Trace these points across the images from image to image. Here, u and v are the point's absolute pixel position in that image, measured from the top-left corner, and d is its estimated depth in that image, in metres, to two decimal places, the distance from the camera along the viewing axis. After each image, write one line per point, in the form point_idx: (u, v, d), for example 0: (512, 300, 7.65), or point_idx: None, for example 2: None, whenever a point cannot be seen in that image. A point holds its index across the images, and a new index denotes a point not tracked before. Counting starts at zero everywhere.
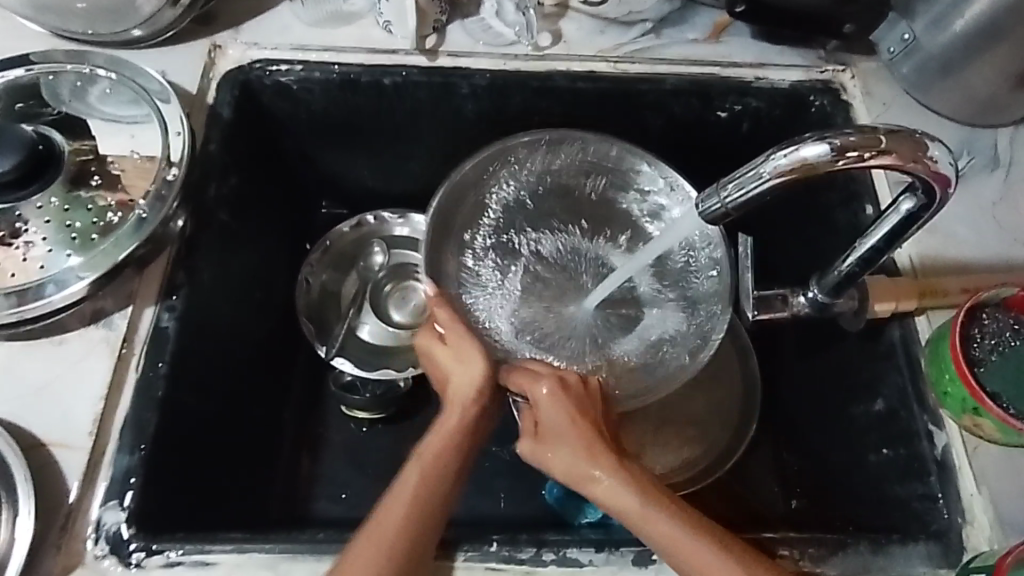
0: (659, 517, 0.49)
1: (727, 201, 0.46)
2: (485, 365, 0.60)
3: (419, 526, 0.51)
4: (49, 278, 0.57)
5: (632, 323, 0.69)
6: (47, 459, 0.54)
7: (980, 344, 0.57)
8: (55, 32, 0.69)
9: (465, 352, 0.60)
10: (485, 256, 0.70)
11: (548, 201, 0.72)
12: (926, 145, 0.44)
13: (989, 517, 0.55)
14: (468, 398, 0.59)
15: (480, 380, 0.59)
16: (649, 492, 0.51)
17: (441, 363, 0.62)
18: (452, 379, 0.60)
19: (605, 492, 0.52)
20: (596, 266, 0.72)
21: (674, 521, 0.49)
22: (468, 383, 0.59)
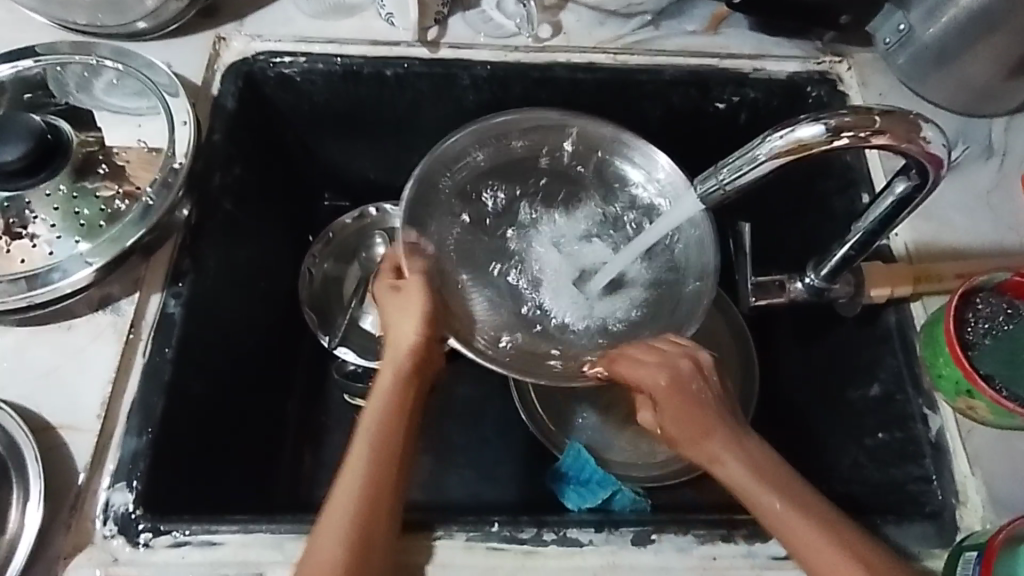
0: (785, 499, 0.50)
1: (725, 183, 0.47)
2: (426, 317, 0.61)
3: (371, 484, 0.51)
4: (57, 263, 0.58)
5: (613, 296, 0.70)
6: (57, 441, 0.55)
7: (973, 328, 0.58)
8: (62, 23, 0.70)
9: (406, 310, 0.61)
10: (467, 234, 0.71)
11: (530, 180, 0.73)
12: (920, 127, 0.45)
13: (982, 497, 0.56)
14: (411, 350, 0.60)
15: (418, 333, 0.60)
16: (775, 478, 0.52)
17: (387, 313, 0.63)
18: (393, 331, 0.61)
19: (731, 473, 0.53)
20: (579, 241, 0.72)
21: (780, 496, 0.50)
22: (407, 334, 0.60)
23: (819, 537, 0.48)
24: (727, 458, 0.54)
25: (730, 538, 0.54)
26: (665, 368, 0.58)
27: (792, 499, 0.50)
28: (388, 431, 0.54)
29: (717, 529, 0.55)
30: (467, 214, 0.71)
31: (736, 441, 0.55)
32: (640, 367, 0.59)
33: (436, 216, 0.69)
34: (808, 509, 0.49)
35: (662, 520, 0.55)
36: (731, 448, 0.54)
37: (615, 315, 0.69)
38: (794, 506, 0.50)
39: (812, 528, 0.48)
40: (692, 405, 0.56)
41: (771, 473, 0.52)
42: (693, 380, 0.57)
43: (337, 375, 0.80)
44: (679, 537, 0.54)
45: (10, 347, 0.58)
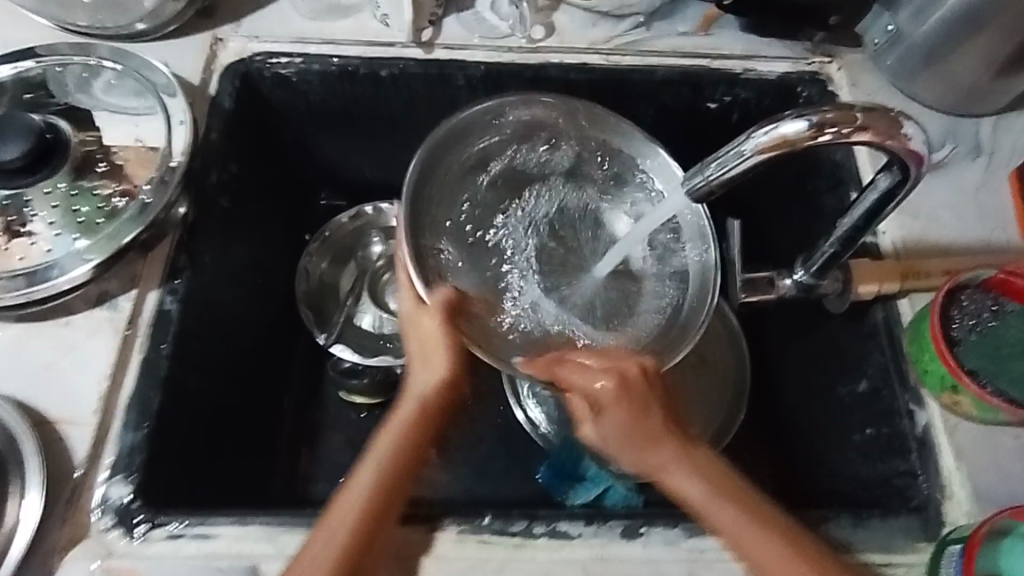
0: (722, 507, 0.52)
1: (711, 178, 0.48)
2: (447, 368, 0.59)
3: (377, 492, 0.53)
4: (56, 260, 0.59)
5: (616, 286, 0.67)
6: (55, 435, 0.56)
7: (960, 324, 0.60)
8: (62, 25, 0.71)
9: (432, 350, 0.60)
10: (468, 219, 0.67)
11: (539, 168, 0.70)
12: (901, 124, 0.46)
13: (967, 492, 0.57)
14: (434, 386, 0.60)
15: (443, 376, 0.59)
16: (722, 487, 0.53)
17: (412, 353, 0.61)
18: (412, 378, 0.60)
19: (678, 484, 0.54)
20: (586, 239, 0.70)
21: (733, 510, 0.52)
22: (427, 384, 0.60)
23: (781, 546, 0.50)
24: (676, 465, 0.54)
25: None
26: (609, 371, 0.56)
27: (751, 511, 0.51)
28: (405, 455, 0.56)
29: (705, 523, 0.55)
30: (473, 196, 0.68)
31: (682, 451, 0.55)
32: (576, 367, 0.57)
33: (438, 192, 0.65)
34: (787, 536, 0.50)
35: (651, 514, 0.56)
36: (675, 459, 0.54)
37: (610, 313, 0.66)
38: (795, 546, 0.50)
39: (771, 539, 0.50)
40: (641, 415, 0.55)
41: (726, 485, 0.53)
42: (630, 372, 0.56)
43: (333, 371, 0.79)
44: (667, 530, 0.55)
45: (8, 343, 0.59)
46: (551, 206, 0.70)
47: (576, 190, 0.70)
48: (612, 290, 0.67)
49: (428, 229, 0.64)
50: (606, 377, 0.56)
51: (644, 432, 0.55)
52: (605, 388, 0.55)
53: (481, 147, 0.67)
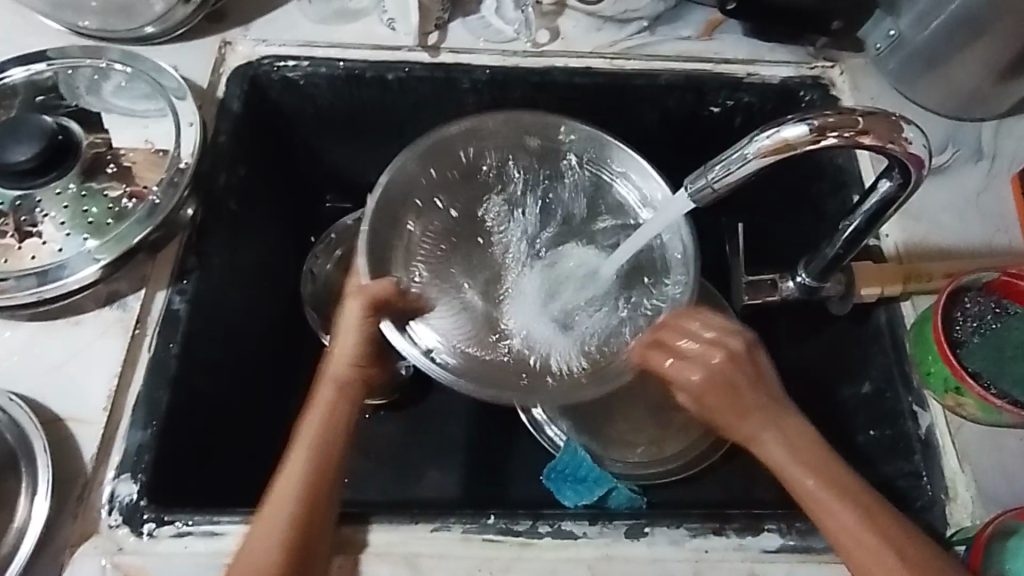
0: (836, 496, 0.51)
1: (713, 182, 0.49)
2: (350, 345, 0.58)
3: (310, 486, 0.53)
4: (67, 260, 0.60)
5: (597, 296, 0.67)
6: (64, 433, 0.56)
7: (962, 326, 0.60)
8: (74, 29, 0.72)
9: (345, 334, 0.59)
10: (445, 247, 0.68)
11: (508, 176, 0.71)
12: (902, 127, 0.47)
13: (971, 494, 0.57)
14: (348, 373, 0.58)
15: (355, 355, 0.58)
16: (820, 464, 0.53)
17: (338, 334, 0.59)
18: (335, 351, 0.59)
19: (770, 453, 0.54)
20: (569, 244, 0.71)
21: (835, 493, 0.51)
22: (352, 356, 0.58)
23: (852, 513, 0.51)
24: (767, 433, 0.54)
25: (722, 532, 0.55)
26: (712, 344, 0.56)
27: (830, 482, 0.52)
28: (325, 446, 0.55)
29: (709, 523, 0.56)
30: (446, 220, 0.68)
31: (772, 418, 0.54)
32: (677, 349, 0.57)
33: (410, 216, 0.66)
34: (867, 510, 0.51)
35: (655, 514, 0.56)
36: (757, 424, 0.54)
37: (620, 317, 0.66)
38: (871, 515, 0.51)
39: (845, 506, 0.51)
40: (728, 390, 0.54)
41: (807, 455, 0.53)
42: (727, 338, 0.56)
43: None
44: (672, 530, 0.55)
45: (19, 342, 0.60)
46: (536, 227, 0.72)
47: (551, 204, 0.72)
48: (618, 290, 0.67)
49: (398, 266, 0.64)
50: (715, 348, 0.55)
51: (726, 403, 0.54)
52: (704, 355, 0.55)
53: (441, 176, 0.68)
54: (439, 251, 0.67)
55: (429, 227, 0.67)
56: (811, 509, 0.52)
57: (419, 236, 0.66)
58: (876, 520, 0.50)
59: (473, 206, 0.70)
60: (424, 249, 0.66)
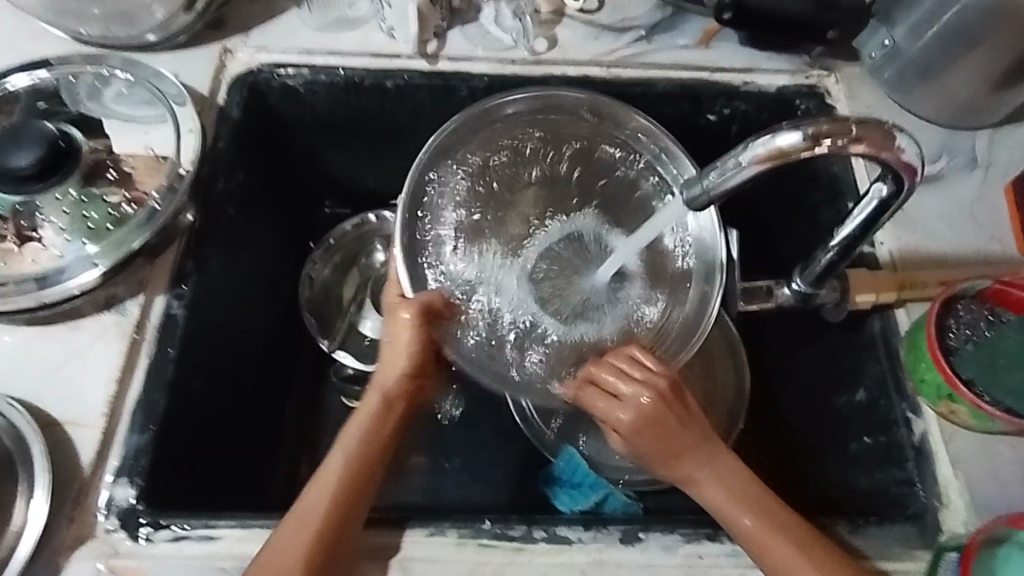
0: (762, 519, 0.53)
1: (709, 189, 0.49)
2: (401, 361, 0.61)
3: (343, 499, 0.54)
4: (65, 264, 0.60)
5: (571, 274, 0.68)
6: (62, 436, 0.57)
7: (955, 334, 0.60)
8: (76, 36, 0.73)
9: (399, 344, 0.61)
10: (471, 209, 0.69)
11: (503, 179, 0.70)
12: (895, 135, 0.47)
13: (964, 501, 0.57)
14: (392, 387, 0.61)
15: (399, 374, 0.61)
16: (750, 496, 0.54)
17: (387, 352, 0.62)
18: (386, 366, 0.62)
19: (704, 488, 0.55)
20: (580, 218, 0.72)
21: (760, 521, 0.53)
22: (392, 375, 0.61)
23: (787, 549, 0.51)
24: (701, 472, 0.56)
25: (716, 538, 0.56)
26: (648, 389, 0.57)
27: (761, 516, 0.53)
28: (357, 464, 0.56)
29: (702, 529, 0.56)
30: (472, 181, 0.69)
31: (704, 460, 0.56)
32: (606, 390, 0.58)
33: (430, 207, 0.66)
34: (796, 540, 0.52)
35: (649, 520, 0.57)
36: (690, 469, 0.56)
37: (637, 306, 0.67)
38: (806, 547, 0.52)
39: (772, 534, 0.52)
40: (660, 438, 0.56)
41: (738, 492, 0.55)
42: (649, 376, 0.57)
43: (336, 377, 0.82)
44: (666, 535, 0.56)
45: (19, 345, 0.60)
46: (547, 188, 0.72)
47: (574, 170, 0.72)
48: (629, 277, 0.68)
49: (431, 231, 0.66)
50: (644, 388, 0.57)
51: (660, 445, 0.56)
52: (637, 396, 0.57)
53: (478, 141, 0.69)
54: (469, 213, 0.68)
55: (460, 188, 0.68)
56: (756, 546, 0.52)
57: (452, 197, 0.68)
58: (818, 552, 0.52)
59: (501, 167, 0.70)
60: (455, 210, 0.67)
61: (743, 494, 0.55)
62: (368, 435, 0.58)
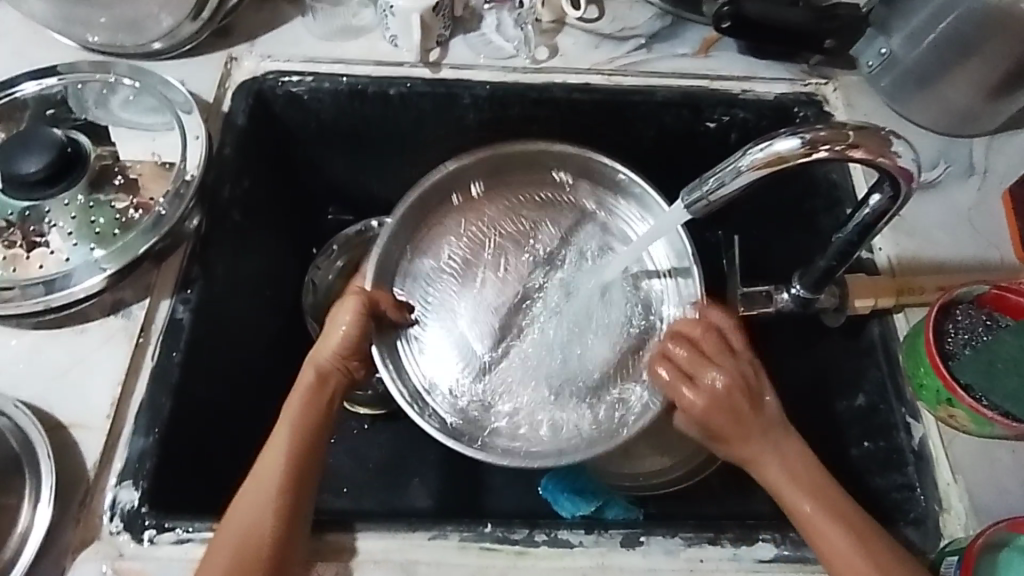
0: (810, 507, 0.53)
1: (709, 193, 0.50)
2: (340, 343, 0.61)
3: (289, 481, 0.54)
4: (73, 269, 0.61)
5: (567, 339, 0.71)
6: (68, 439, 0.57)
7: (954, 339, 0.61)
8: (84, 44, 0.74)
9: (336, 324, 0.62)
10: (466, 272, 0.73)
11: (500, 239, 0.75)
12: (891, 142, 0.48)
13: (964, 506, 0.58)
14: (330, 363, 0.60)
15: (336, 356, 0.60)
16: (812, 486, 0.54)
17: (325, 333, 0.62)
18: (323, 347, 0.61)
19: (768, 472, 0.55)
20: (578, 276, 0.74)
21: (814, 507, 0.53)
22: (329, 355, 0.60)
23: (842, 534, 0.51)
24: (770, 457, 0.55)
25: (716, 542, 0.56)
26: (726, 374, 0.57)
27: (822, 504, 0.53)
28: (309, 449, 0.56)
29: (703, 533, 0.56)
30: (467, 243, 0.74)
31: (773, 448, 0.56)
32: (682, 369, 0.59)
33: (413, 282, 0.71)
34: (852, 527, 0.52)
35: (651, 524, 0.57)
36: (757, 455, 0.56)
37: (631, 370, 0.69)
38: (860, 533, 0.51)
39: (829, 519, 0.52)
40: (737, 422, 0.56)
41: (802, 479, 0.54)
42: (727, 363, 0.58)
43: None
44: (667, 539, 0.56)
45: (25, 349, 0.61)
46: (546, 248, 0.75)
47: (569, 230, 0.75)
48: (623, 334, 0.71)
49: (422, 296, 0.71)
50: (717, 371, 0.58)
51: (733, 428, 0.56)
52: (712, 379, 0.57)
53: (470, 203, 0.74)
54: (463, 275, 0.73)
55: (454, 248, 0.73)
56: (812, 536, 0.52)
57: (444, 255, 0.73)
58: (870, 538, 0.51)
59: (497, 230, 0.75)
60: (449, 270, 0.73)
61: (807, 479, 0.54)
62: (305, 421, 0.57)
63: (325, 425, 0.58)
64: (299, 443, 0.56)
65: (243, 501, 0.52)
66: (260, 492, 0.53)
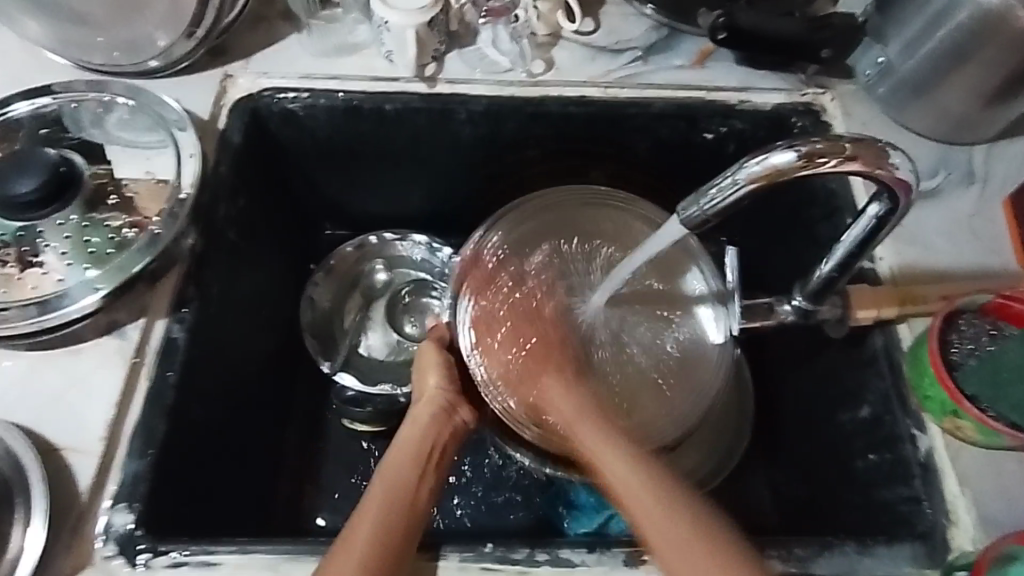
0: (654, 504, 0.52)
1: (706, 208, 0.49)
2: (443, 377, 0.66)
3: (402, 502, 0.53)
4: (67, 289, 0.60)
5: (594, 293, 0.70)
6: (62, 462, 0.57)
7: (959, 348, 0.60)
8: (80, 64, 0.74)
9: (431, 363, 0.67)
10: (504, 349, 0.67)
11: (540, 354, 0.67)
12: (888, 154, 0.47)
13: (973, 518, 0.57)
14: (439, 402, 0.63)
15: (442, 388, 0.65)
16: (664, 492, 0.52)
17: (422, 364, 0.68)
18: (420, 389, 0.66)
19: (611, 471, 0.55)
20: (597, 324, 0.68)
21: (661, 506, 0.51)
22: (432, 389, 0.65)
23: (681, 515, 0.51)
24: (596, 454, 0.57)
25: None
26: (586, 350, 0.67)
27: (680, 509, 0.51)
28: (405, 490, 0.54)
29: None
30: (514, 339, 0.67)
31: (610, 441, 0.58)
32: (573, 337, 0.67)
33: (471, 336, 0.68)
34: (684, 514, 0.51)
35: None
36: (617, 457, 0.56)
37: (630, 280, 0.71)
38: (699, 521, 0.50)
39: (658, 501, 0.52)
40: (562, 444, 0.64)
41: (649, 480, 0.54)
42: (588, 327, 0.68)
43: (336, 400, 0.82)
44: None
45: (18, 371, 0.60)
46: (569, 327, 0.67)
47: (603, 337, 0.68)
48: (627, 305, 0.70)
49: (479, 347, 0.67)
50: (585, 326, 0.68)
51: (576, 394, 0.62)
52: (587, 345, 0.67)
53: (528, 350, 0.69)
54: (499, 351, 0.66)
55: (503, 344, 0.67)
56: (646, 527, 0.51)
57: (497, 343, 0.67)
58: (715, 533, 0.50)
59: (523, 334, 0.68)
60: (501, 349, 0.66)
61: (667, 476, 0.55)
62: (403, 464, 0.57)
63: (425, 472, 0.58)
64: (395, 485, 0.54)
65: (355, 536, 0.50)
66: (377, 523, 0.51)
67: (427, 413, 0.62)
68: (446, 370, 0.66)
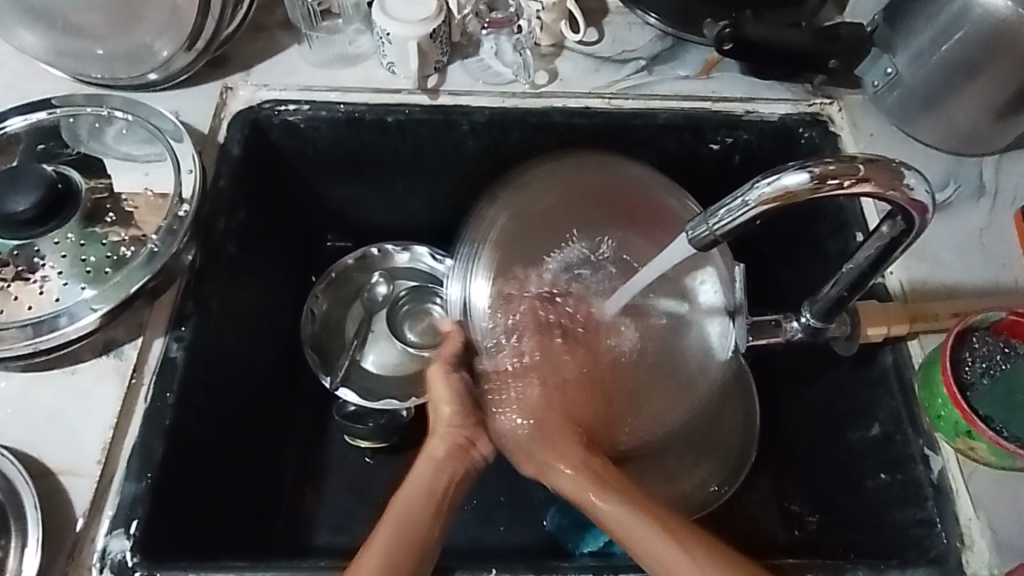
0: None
1: (716, 228, 0.48)
2: (458, 407, 0.62)
3: (412, 542, 0.53)
4: (63, 310, 0.59)
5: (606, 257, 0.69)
6: (56, 487, 0.56)
7: (971, 367, 0.58)
8: (78, 77, 0.73)
9: (442, 391, 0.62)
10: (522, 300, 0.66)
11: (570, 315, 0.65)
12: (903, 174, 0.46)
13: (988, 542, 0.56)
14: (456, 437, 0.60)
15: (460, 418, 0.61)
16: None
17: (436, 394, 0.62)
18: (432, 409, 0.63)
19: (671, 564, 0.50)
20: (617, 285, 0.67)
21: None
22: (446, 416, 0.61)
23: None
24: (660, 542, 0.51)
25: None
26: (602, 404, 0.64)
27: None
28: (415, 530, 0.53)
29: None
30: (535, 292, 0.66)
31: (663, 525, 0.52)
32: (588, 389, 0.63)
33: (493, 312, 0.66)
34: None
35: None
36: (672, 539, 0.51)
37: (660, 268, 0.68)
38: None
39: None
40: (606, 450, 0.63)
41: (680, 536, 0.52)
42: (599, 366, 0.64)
43: (337, 416, 0.79)
44: None
45: (14, 392, 0.59)
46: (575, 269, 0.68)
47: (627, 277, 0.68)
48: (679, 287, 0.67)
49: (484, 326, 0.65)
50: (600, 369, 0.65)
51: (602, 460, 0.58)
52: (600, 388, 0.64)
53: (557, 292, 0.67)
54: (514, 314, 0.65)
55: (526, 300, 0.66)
56: None
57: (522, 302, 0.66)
58: None
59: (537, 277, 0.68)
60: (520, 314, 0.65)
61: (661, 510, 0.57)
62: (412, 495, 0.56)
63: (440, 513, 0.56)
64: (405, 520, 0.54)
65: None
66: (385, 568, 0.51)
67: (443, 448, 0.60)
68: (462, 402, 0.62)
